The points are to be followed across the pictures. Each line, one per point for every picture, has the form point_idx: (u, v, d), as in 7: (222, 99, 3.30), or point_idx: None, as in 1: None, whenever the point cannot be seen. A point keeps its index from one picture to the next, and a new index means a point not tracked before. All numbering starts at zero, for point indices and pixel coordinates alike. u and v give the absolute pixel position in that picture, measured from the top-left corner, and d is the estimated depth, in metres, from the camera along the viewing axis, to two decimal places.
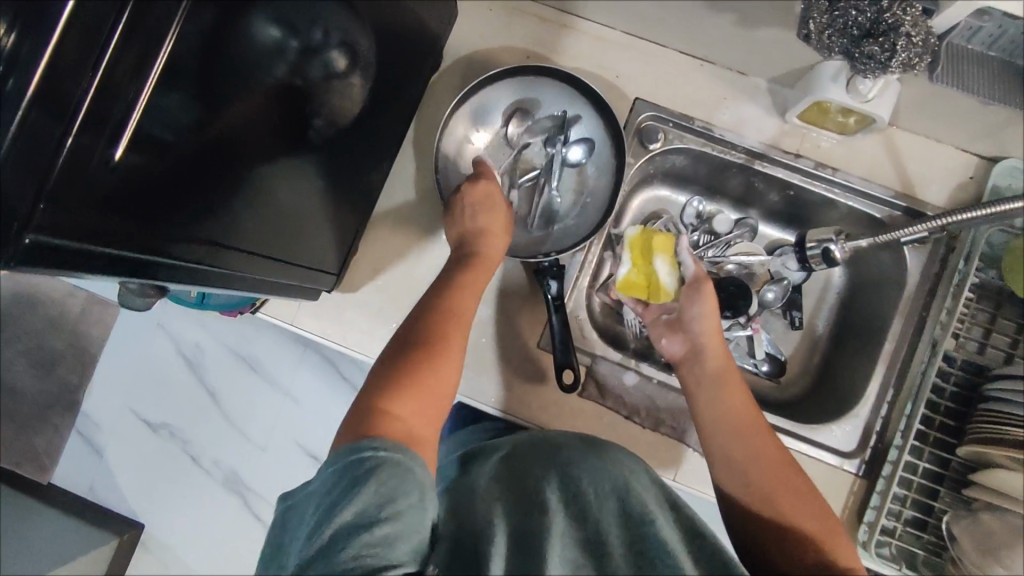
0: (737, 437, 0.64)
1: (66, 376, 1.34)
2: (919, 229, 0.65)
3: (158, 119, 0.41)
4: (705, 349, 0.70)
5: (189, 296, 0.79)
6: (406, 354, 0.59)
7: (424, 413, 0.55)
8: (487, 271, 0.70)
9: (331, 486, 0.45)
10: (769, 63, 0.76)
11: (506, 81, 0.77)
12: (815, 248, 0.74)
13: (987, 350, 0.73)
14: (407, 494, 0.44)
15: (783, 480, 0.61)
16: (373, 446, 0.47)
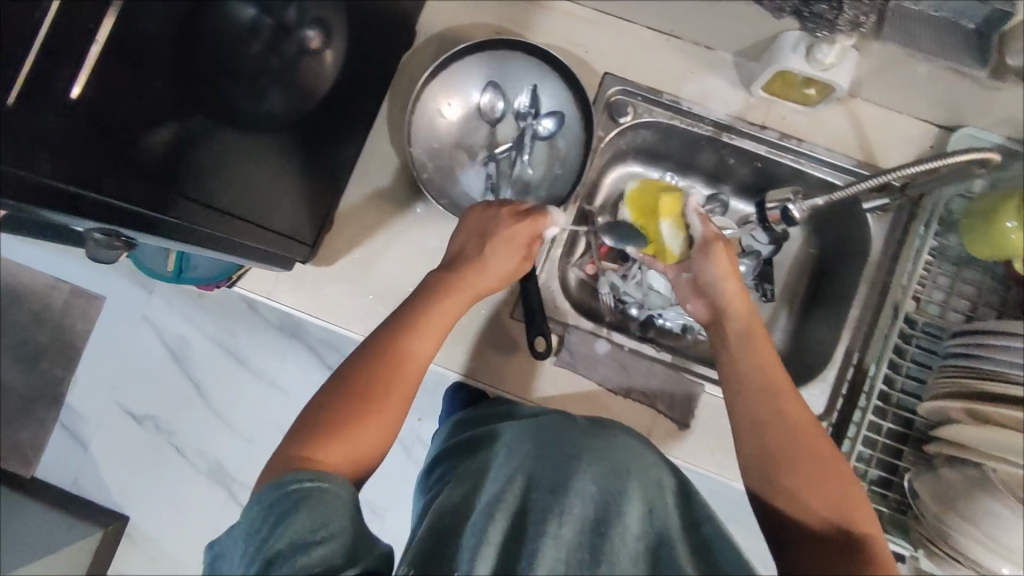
0: (768, 405, 0.63)
1: (50, 370, 1.43)
2: (873, 181, 0.66)
3: (129, 80, 0.48)
4: (727, 314, 0.71)
5: (167, 270, 0.81)
6: (343, 399, 0.60)
7: (349, 455, 0.57)
8: (467, 293, 0.68)
9: (261, 519, 0.49)
10: (733, 36, 0.78)
11: (477, 56, 0.78)
12: (773, 209, 0.73)
13: (947, 313, 0.75)
14: (336, 520, 0.48)
15: (810, 451, 0.60)
16: (298, 479, 0.51)
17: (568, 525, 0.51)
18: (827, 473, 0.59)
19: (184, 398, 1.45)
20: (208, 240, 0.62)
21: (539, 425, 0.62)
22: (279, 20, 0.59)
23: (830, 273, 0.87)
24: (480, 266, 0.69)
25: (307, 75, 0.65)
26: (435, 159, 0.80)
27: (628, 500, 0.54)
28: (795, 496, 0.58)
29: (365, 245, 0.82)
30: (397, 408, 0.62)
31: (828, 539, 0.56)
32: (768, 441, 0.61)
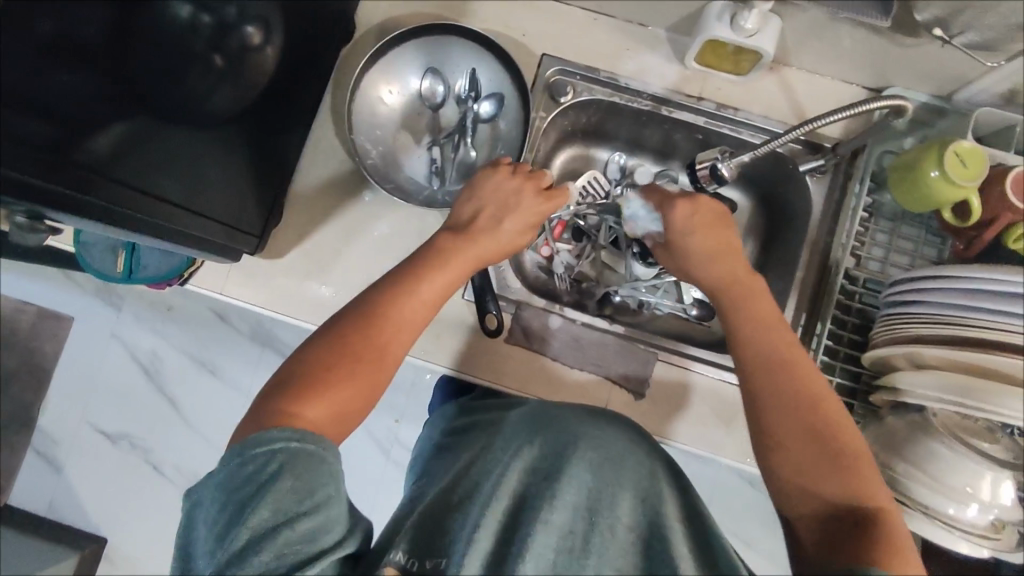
0: (785, 383, 0.57)
1: (20, 394, 1.43)
2: (789, 135, 0.69)
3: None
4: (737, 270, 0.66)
5: (116, 271, 0.81)
6: (334, 356, 0.57)
7: (333, 416, 0.55)
8: (469, 259, 0.65)
9: (241, 483, 0.48)
10: (663, 12, 0.80)
11: (413, 42, 0.80)
12: (704, 169, 0.76)
13: (886, 268, 0.78)
14: (322, 489, 0.48)
15: (820, 413, 0.56)
16: (285, 437, 0.49)
17: (560, 512, 0.54)
18: (844, 451, 0.54)
19: (156, 414, 1.42)
20: (156, 233, 0.62)
21: (538, 410, 0.63)
22: (218, 18, 0.73)
23: (778, 240, 0.89)
24: (481, 232, 0.67)
25: (241, 64, 0.74)
26: (378, 146, 0.81)
27: (618, 487, 0.55)
28: (811, 477, 0.54)
29: (315, 236, 0.83)
30: (388, 369, 0.59)
31: (843, 520, 0.52)
32: (780, 420, 0.56)
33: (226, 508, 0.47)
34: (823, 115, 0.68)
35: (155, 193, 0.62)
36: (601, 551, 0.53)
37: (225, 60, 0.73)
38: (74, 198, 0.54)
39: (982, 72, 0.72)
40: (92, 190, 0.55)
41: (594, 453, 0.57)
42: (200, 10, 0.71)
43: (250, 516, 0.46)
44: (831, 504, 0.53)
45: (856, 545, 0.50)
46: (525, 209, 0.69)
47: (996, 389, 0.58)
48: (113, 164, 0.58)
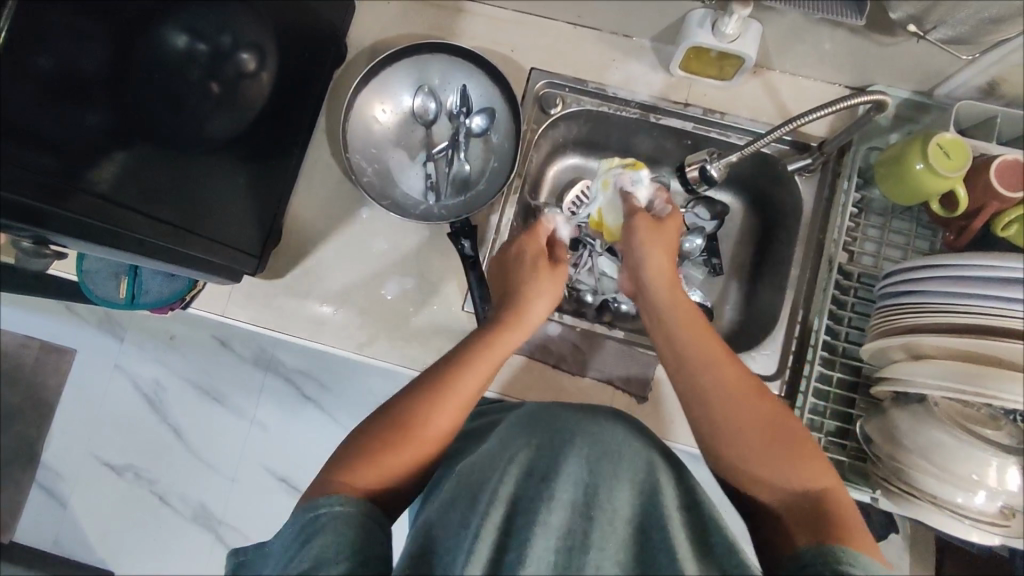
0: (701, 381, 0.61)
1: (26, 429, 1.44)
2: (774, 133, 0.71)
3: (61, 99, 0.53)
4: (658, 278, 0.70)
5: (119, 297, 0.81)
6: (389, 427, 0.57)
7: (385, 481, 0.54)
8: (521, 330, 0.68)
9: (289, 541, 0.48)
10: (644, 22, 0.82)
11: (403, 61, 0.82)
12: (693, 171, 0.77)
13: (879, 262, 0.78)
14: (359, 546, 0.46)
15: (741, 405, 0.59)
16: (329, 502, 0.50)
17: (557, 513, 0.53)
18: (786, 440, 0.57)
19: (161, 443, 1.42)
20: (156, 250, 0.65)
21: (537, 413, 0.63)
22: (214, 47, 0.67)
23: (772, 240, 0.90)
24: (523, 313, 0.69)
25: (243, 93, 0.72)
26: (373, 163, 0.83)
27: (617, 482, 0.56)
28: (753, 469, 0.57)
29: (313, 255, 0.84)
30: (435, 440, 0.58)
31: (797, 507, 0.54)
32: (716, 418, 0.59)
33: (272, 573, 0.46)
34: (806, 112, 0.69)
35: (154, 215, 0.63)
36: (602, 548, 0.52)
37: (222, 87, 0.69)
38: (77, 219, 0.56)
39: (960, 66, 0.73)
40: (98, 215, 0.57)
41: (590, 451, 0.58)
42: (196, 37, 0.65)
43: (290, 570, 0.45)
44: (783, 492, 0.55)
45: (811, 529, 0.52)
46: (548, 283, 0.73)
47: (991, 373, 0.58)
48: (117, 190, 0.59)
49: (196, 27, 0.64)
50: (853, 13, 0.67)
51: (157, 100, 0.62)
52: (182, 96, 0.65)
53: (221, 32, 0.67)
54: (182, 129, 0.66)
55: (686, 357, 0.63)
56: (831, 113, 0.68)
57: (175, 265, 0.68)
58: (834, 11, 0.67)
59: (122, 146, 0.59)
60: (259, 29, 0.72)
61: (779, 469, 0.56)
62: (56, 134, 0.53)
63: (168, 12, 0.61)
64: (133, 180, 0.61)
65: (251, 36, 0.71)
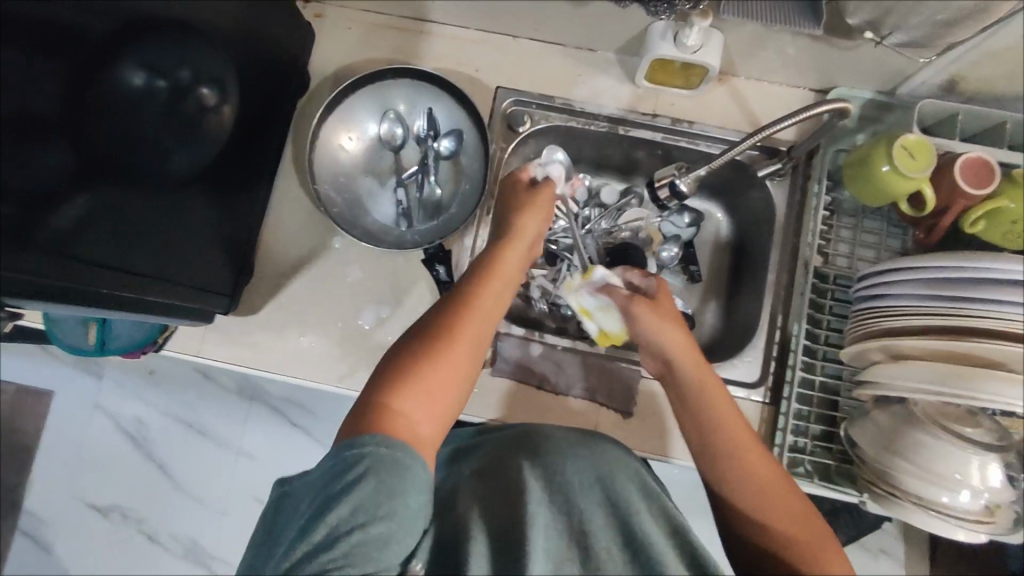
0: (720, 457, 0.61)
1: (4, 475, 1.40)
2: (744, 144, 0.71)
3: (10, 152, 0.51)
4: (678, 361, 0.67)
5: (89, 344, 0.79)
6: (414, 355, 0.58)
7: (429, 413, 0.56)
8: (525, 241, 0.72)
9: (331, 477, 0.49)
10: (607, 36, 0.82)
11: (368, 88, 0.80)
12: (663, 187, 0.77)
13: (854, 262, 0.79)
14: (400, 497, 0.48)
15: (758, 484, 0.59)
16: (374, 442, 0.50)
17: (542, 534, 0.51)
18: (798, 521, 0.56)
19: (147, 481, 1.39)
20: (124, 303, 0.63)
21: (522, 436, 0.62)
22: (173, 82, 0.64)
23: (747, 244, 0.91)
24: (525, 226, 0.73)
25: (199, 122, 0.69)
26: (343, 192, 0.82)
27: (597, 506, 0.54)
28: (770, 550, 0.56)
29: (289, 287, 0.83)
30: (464, 353, 0.61)
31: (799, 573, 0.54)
32: (737, 496, 0.59)
33: (320, 501, 0.49)
34: (772, 122, 0.69)
35: (117, 266, 0.62)
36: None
37: (185, 121, 0.67)
38: (35, 280, 0.54)
39: (918, 67, 0.74)
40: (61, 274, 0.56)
41: (580, 475, 0.57)
42: (154, 75, 0.63)
43: (333, 510, 0.47)
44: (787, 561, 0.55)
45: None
46: (540, 205, 0.75)
47: (969, 375, 0.58)
48: (74, 242, 0.57)
49: (154, 63, 0.63)
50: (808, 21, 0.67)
51: (118, 139, 0.61)
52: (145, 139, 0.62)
53: (179, 65, 0.65)
54: (139, 171, 0.63)
55: (708, 438, 0.62)
56: (790, 124, 0.69)
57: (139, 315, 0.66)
58: (790, 20, 0.67)
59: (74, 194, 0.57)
60: (219, 65, 0.70)
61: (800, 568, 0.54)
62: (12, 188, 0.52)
63: (125, 48, 0.61)
64: (92, 230, 0.59)
65: (213, 71, 0.69)
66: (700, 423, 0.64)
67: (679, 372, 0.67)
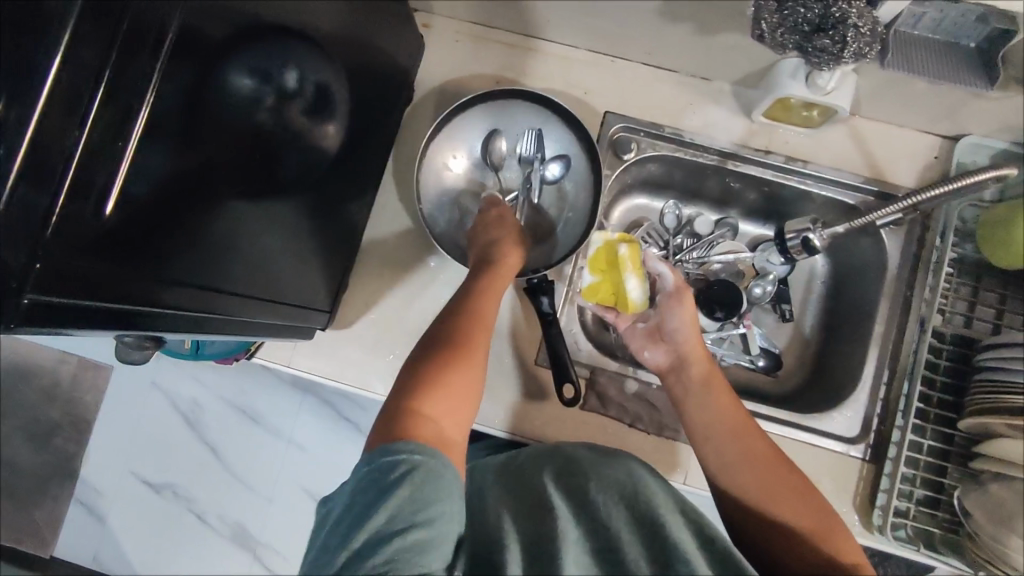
0: (731, 438, 0.63)
1: (63, 446, 1.43)
2: (891, 207, 0.71)
3: (143, 176, 0.44)
4: (688, 356, 0.70)
5: (184, 349, 0.79)
6: (428, 365, 0.57)
7: (453, 417, 0.55)
8: (507, 274, 0.70)
9: (364, 486, 0.47)
10: (729, 67, 0.79)
11: (479, 107, 0.79)
12: (794, 239, 0.79)
13: (974, 324, 0.74)
14: (439, 505, 0.46)
15: (765, 466, 0.61)
16: (409, 450, 0.48)
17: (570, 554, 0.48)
18: (800, 495, 0.59)
19: (201, 463, 1.42)
20: (230, 325, 0.59)
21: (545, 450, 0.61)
22: (279, 87, 0.53)
23: (848, 290, 0.87)
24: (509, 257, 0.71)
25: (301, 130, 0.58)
26: (444, 211, 0.81)
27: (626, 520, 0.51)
28: (774, 524, 0.58)
29: (381, 303, 0.82)
30: (481, 361, 0.61)
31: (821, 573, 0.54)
32: (738, 477, 0.61)
33: (353, 510, 0.46)
34: (919, 192, 0.70)
35: (230, 288, 0.57)
36: None
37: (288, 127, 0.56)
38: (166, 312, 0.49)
39: None
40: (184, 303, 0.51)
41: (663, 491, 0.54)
42: (263, 81, 0.52)
43: (372, 518, 0.45)
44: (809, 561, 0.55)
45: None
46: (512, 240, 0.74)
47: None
48: (194, 271, 0.52)
49: (260, 66, 0.52)
50: (982, 82, 0.66)
51: (230, 155, 0.52)
52: (251, 155, 0.53)
53: (285, 67, 0.54)
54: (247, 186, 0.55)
55: (714, 429, 0.64)
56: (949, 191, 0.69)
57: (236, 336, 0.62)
58: (963, 80, 0.66)
59: (193, 218, 0.50)
60: (317, 63, 0.59)
61: (800, 536, 0.56)
62: (143, 208, 0.45)
63: (233, 53, 0.50)
64: (208, 255, 0.53)
65: (314, 70, 0.59)
66: (703, 416, 0.66)
67: (686, 369, 0.70)
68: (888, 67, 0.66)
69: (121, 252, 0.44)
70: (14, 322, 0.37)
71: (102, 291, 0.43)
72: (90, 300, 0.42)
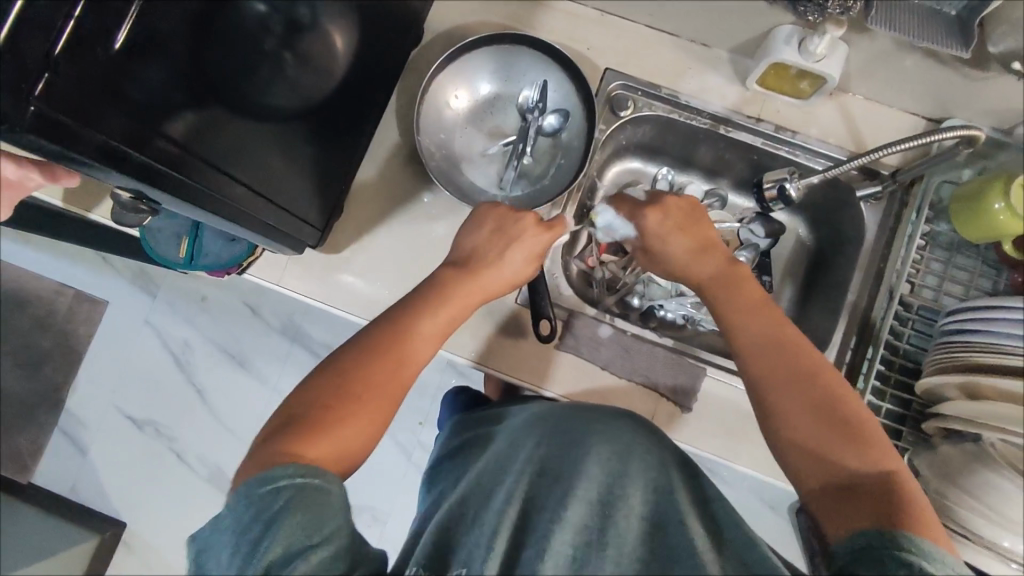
0: (779, 351, 0.61)
1: (53, 374, 1.46)
2: (854, 163, 0.73)
3: (139, 42, 0.51)
4: (716, 269, 0.68)
5: (178, 257, 0.82)
6: (334, 398, 0.58)
7: (340, 454, 0.55)
8: (473, 286, 0.68)
9: (245, 523, 0.47)
10: (728, 34, 0.82)
11: (483, 49, 0.82)
12: (770, 189, 0.81)
13: (941, 297, 0.77)
14: (329, 523, 0.48)
15: (805, 380, 0.59)
16: (288, 474, 0.49)
17: (575, 508, 0.53)
18: (840, 413, 0.57)
19: (185, 403, 1.43)
20: (232, 213, 0.66)
21: (549, 413, 0.63)
22: (290, 17, 0.65)
23: (826, 265, 0.90)
24: (496, 267, 0.69)
25: (319, 53, 0.70)
26: (442, 148, 0.83)
27: (631, 481, 0.55)
28: (813, 443, 0.56)
29: (372, 234, 0.85)
30: (389, 402, 0.60)
31: (863, 486, 0.53)
32: (783, 392, 0.59)
33: (239, 549, 0.47)
34: (884, 146, 0.72)
35: (232, 174, 0.64)
36: (621, 551, 0.52)
37: (297, 58, 0.67)
38: (164, 173, 0.56)
39: None
40: (170, 162, 0.56)
41: (606, 448, 0.57)
42: (274, 8, 0.63)
43: (262, 554, 0.46)
44: (849, 474, 0.54)
45: (876, 508, 0.51)
46: (527, 243, 0.70)
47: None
48: (192, 143, 0.59)
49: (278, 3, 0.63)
50: (958, 43, 0.69)
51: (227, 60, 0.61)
52: (261, 68, 0.63)
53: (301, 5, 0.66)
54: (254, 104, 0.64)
55: (760, 342, 0.62)
56: (902, 148, 0.71)
57: (241, 228, 0.69)
58: (941, 40, 0.70)
59: (197, 96, 0.58)
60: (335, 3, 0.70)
61: (840, 453, 0.55)
62: (150, 74, 0.53)
63: None
64: (208, 136, 0.61)
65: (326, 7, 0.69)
66: (749, 330, 0.63)
67: (714, 281, 0.68)
68: (871, 22, 0.69)
69: (117, 98, 0.50)
70: (24, 128, 0.44)
71: (97, 125, 0.49)
72: (91, 130, 0.49)
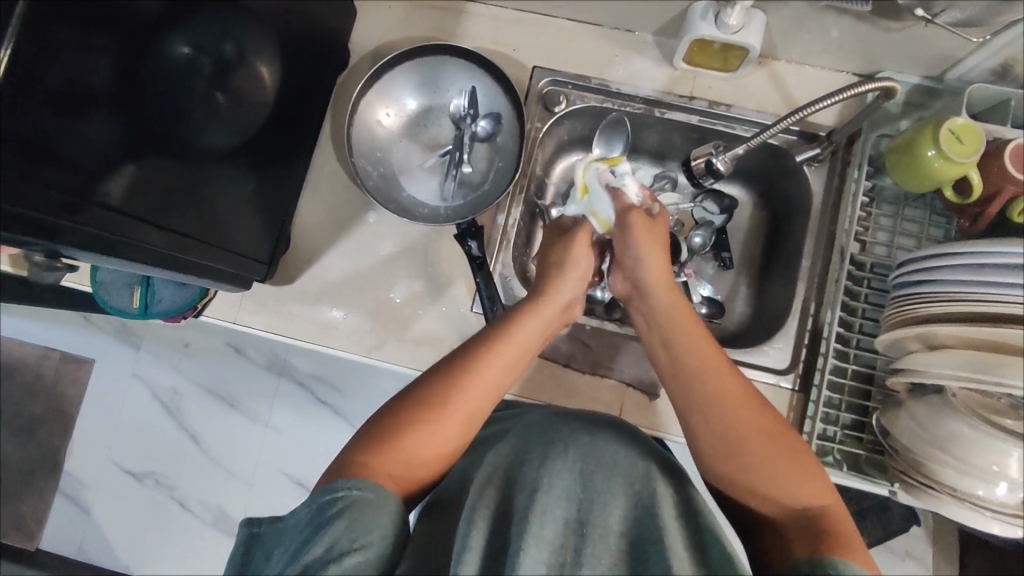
0: (696, 379, 0.61)
1: (47, 439, 1.45)
2: (778, 125, 0.72)
3: (49, 101, 0.50)
4: (648, 288, 0.68)
5: (133, 307, 0.82)
6: (406, 409, 0.58)
7: (405, 469, 0.55)
8: (549, 299, 0.69)
9: (305, 523, 0.48)
10: (648, 17, 0.82)
11: (407, 63, 0.83)
12: (699, 165, 0.80)
13: (892, 251, 0.78)
14: (375, 533, 0.47)
15: (731, 411, 0.59)
16: (347, 486, 0.50)
17: (550, 525, 0.50)
18: (781, 447, 0.57)
19: (179, 450, 1.42)
20: (173, 261, 0.66)
21: (530, 430, 0.62)
22: (218, 57, 0.66)
23: (782, 233, 0.89)
24: (556, 278, 0.71)
25: (248, 85, 0.71)
26: (379, 167, 0.84)
27: (610, 495, 0.54)
28: (747, 481, 0.56)
29: (323, 260, 0.85)
30: (466, 413, 0.59)
31: (796, 521, 0.53)
32: (708, 425, 0.59)
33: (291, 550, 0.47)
34: (811, 103, 0.70)
35: (168, 225, 0.64)
36: (597, 558, 0.50)
37: (229, 97, 0.69)
38: (94, 234, 0.56)
39: (971, 49, 0.73)
40: (106, 225, 0.56)
41: (578, 463, 0.56)
42: (199, 50, 0.64)
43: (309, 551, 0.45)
44: (778, 502, 0.55)
45: (804, 543, 0.51)
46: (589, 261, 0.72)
47: (989, 361, 0.58)
48: (130, 204, 0.59)
49: (198, 41, 0.64)
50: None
51: (154, 108, 0.61)
52: (185, 110, 0.63)
53: (224, 41, 0.67)
54: (184, 146, 0.64)
55: (686, 369, 0.62)
56: (835, 99, 0.68)
57: (185, 273, 0.69)
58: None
59: (128, 147, 0.58)
60: (253, 26, 0.70)
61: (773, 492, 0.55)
62: (71, 130, 0.52)
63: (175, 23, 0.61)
64: (144, 194, 0.60)
65: (251, 41, 0.70)
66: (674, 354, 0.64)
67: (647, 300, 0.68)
68: None
69: (34, 164, 0.50)
70: None
71: (21, 194, 0.49)
72: (15, 206, 0.49)
